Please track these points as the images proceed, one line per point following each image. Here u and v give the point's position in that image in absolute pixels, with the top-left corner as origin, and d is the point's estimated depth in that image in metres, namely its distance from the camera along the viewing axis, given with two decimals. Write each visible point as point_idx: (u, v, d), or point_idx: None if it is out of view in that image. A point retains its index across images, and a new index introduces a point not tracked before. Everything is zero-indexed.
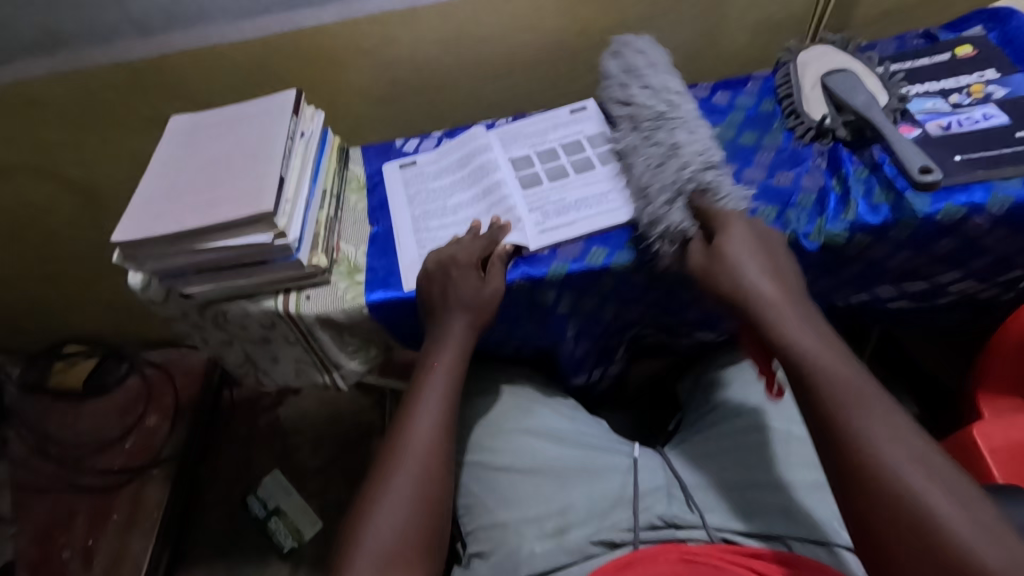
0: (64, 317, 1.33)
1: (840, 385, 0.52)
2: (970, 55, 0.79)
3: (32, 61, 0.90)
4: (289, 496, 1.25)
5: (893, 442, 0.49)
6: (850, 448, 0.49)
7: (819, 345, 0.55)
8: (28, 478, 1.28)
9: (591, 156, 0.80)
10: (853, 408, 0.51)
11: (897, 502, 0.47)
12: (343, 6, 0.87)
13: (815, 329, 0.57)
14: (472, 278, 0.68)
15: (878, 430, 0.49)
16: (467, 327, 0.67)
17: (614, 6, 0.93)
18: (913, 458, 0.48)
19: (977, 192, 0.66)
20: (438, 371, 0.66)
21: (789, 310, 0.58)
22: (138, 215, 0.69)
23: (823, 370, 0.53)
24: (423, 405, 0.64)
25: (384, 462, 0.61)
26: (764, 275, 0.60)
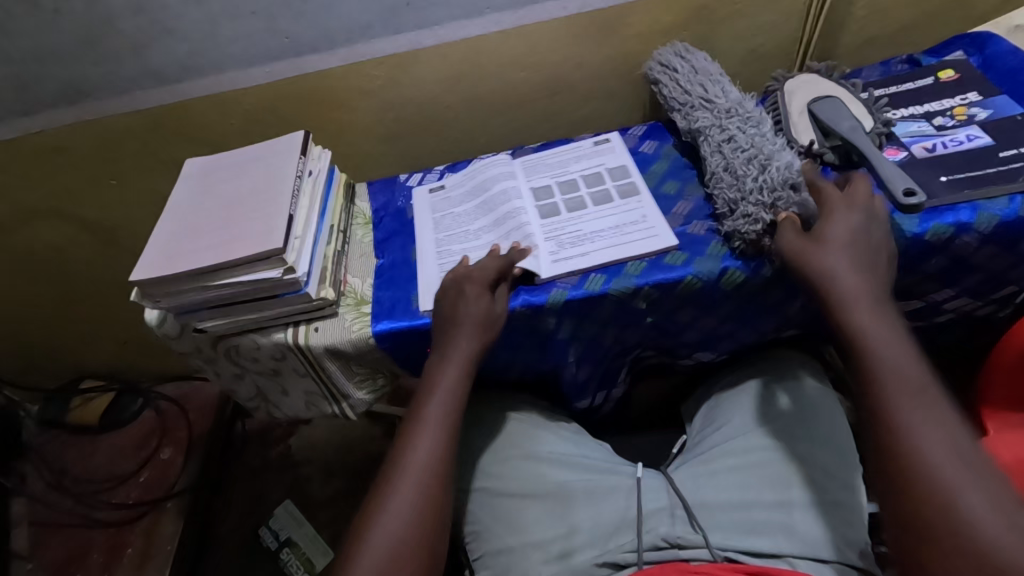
0: (82, 353, 1.37)
1: (903, 385, 0.53)
2: (952, 78, 0.82)
3: (55, 113, 0.95)
4: (300, 528, 1.25)
5: (934, 433, 0.51)
6: (885, 430, 0.53)
7: (884, 335, 0.56)
8: (45, 513, 1.29)
9: (611, 189, 0.83)
10: (906, 407, 0.52)
11: (913, 485, 0.50)
12: (348, 51, 0.92)
13: (886, 320, 0.57)
14: (480, 296, 0.70)
15: (925, 427, 0.51)
16: (470, 341, 0.68)
17: (606, 42, 0.97)
18: (951, 446, 0.50)
19: (963, 211, 0.67)
20: (443, 385, 0.67)
21: (862, 303, 0.58)
22: (156, 255, 0.73)
23: (886, 359, 0.55)
24: (427, 422, 0.65)
25: (383, 479, 0.62)
26: (856, 270, 0.60)
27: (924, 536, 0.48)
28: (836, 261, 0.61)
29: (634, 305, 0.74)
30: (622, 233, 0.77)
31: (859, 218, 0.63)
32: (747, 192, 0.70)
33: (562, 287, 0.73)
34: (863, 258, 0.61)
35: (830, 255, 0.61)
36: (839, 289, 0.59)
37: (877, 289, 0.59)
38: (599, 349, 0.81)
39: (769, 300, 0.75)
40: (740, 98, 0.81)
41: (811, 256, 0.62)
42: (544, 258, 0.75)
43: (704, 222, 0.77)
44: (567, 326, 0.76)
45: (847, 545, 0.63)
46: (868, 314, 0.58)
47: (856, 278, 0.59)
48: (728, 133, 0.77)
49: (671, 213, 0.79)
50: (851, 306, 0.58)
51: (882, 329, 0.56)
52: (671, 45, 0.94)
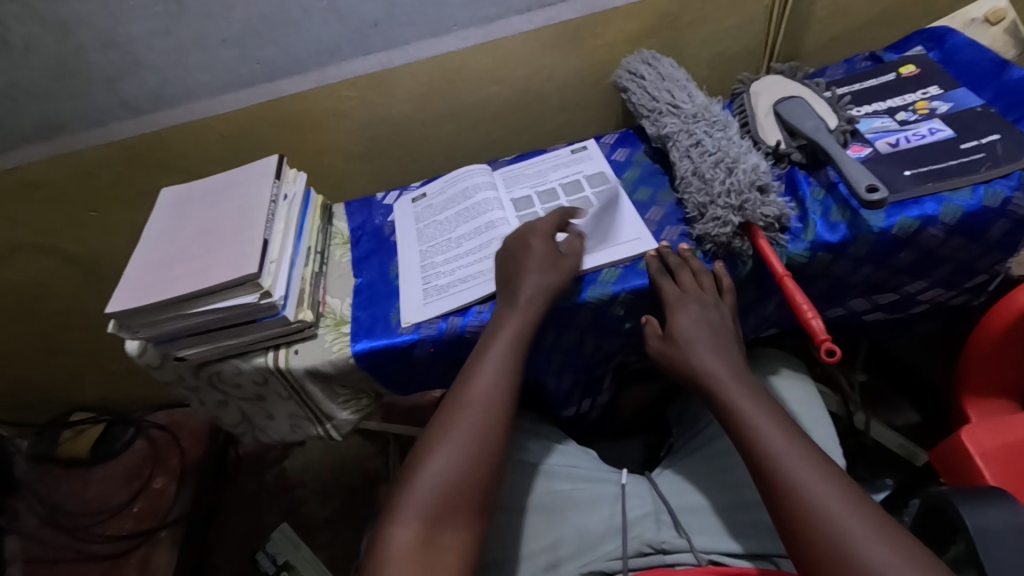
0: (71, 386, 1.36)
1: (787, 451, 0.57)
2: (913, 73, 0.83)
3: (31, 149, 0.95)
4: (298, 550, 1.20)
5: (821, 486, 0.54)
6: (778, 487, 0.55)
7: (758, 410, 0.61)
8: (38, 549, 1.28)
9: (590, 196, 0.84)
10: (796, 463, 0.56)
11: (817, 539, 0.52)
12: (319, 73, 0.93)
13: (752, 397, 0.63)
14: (548, 241, 0.72)
15: (815, 484, 0.54)
16: (539, 282, 0.69)
17: (575, 53, 0.98)
18: (841, 497, 0.53)
19: (928, 205, 0.68)
20: (507, 330, 0.67)
21: (731, 385, 0.64)
22: (132, 286, 0.73)
23: (763, 429, 0.59)
24: (485, 366, 0.65)
25: (440, 420, 0.63)
26: (714, 354, 0.67)
27: None
28: (698, 350, 0.67)
29: (611, 312, 0.75)
30: (604, 238, 0.77)
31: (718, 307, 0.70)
32: (715, 196, 0.71)
33: None
34: (720, 339, 0.68)
35: (684, 331, 0.68)
36: (709, 374, 0.65)
37: (734, 369, 0.66)
38: (580, 358, 0.81)
39: (744, 300, 0.76)
40: (707, 102, 0.83)
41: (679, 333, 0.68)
42: None
43: (676, 226, 0.78)
44: (546, 336, 0.76)
45: None
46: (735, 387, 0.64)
47: (719, 362, 0.66)
48: (695, 137, 0.78)
49: (643, 219, 0.79)
50: (725, 388, 0.64)
51: (759, 405, 0.62)
52: (641, 50, 0.95)
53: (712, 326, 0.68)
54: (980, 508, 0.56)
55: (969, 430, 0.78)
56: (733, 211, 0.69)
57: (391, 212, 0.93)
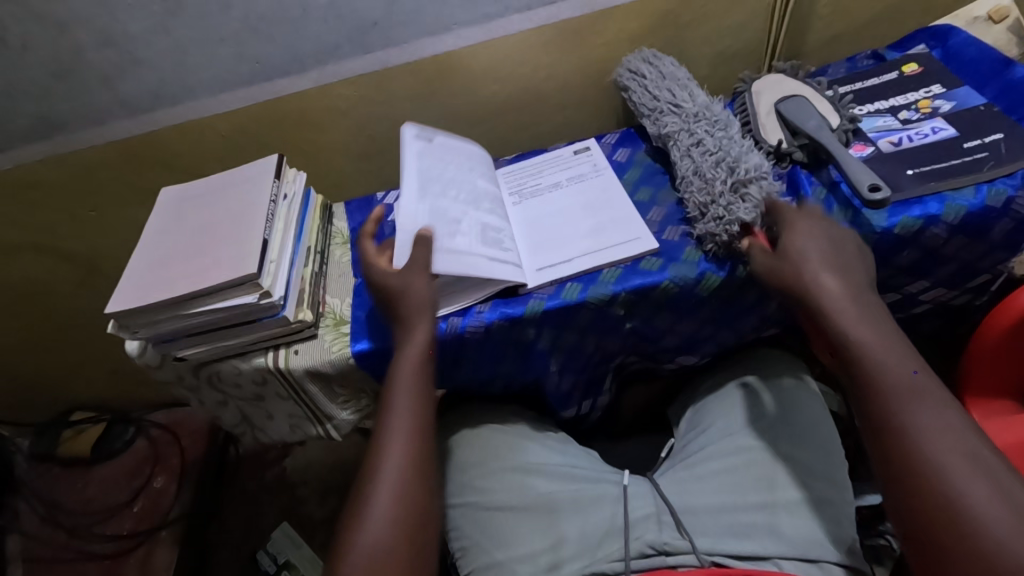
0: (71, 385, 1.36)
1: (914, 389, 0.53)
2: (915, 72, 0.83)
3: (30, 147, 0.95)
4: (298, 549, 1.20)
5: (943, 436, 0.50)
6: (886, 425, 0.53)
7: (885, 342, 0.56)
8: (39, 549, 1.28)
9: (591, 196, 0.83)
10: (914, 405, 0.53)
11: (923, 481, 0.49)
12: (319, 72, 0.93)
13: (875, 328, 0.58)
14: (395, 271, 0.68)
15: (935, 428, 0.51)
16: (422, 321, 0.67)
17: (576, 51, 0.97)
18: (959, 447, 0.50)
19: (931, 204, 0.68)
20: (405, 377, 0.65)
21: (848, 307, 0.59)
22: (131, 285, 0.73)
23: (889, 361, 0.55)
24: (398, 419, 0.63)
25: (362, 488, 0.61)
26: (836, 271, 0.61)
27: (931, 525, 0.48)
28: (821, 266, 0.62)
29: (612, 313, 0.74)
30: (605, 239, 0.77)
31: (842, 232, 0.65)
32: (717, 195, 0.71)
33: (538, 297, 0.73)
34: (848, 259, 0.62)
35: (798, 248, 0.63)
36: (823, 291, 0.60)
37: (855, 295, 0.60)
38: (580, 358, 0.81)
39: (747, 300, 0.76)
40: (708, 101, 0.83)
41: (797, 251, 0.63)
42: (527, 270, 0.75)
43: (677, 226, 0.77)
44: (547, 336, 0.76)
45: (827, 540, 0.63)
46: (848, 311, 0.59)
47: (840, 282, 0.60)
48: (696, 136, 0.78)
49: (644, 220, 0.79)
50: (846, 309, 0.59)
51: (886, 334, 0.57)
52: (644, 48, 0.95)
53: (837, 247, 0.63)
54: None
55: None
56: (737, 208, 0.69)
57: (390, 211, 0.92)
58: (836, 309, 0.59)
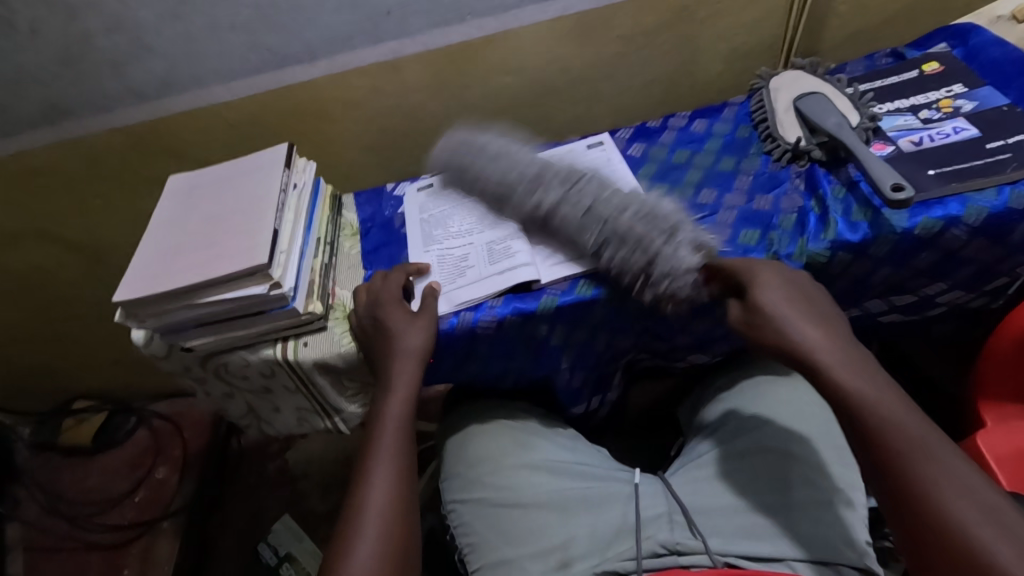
0: (72, 374, 1.35)
1: (914, 439, 0.51)
2: (937, 71, 0.82)
3: (36, 133, 0.94)
4: (300, 542, 1.20)
5: (947, 484, 0.49)
6: (888, 483, 0.51)
7: (871, 393, 0.55)
8: (40, 538, 1.27)
9: None
10: (913, 455, 0.51)
11: (945, 544, 0.47)
12: (330, 61, 0.91)
13: (866, 375, 0.56)
14: (402, 313, 0.70)
15: (942, 477, 0.49)
16: (411, 366, 0.68)
17: (590, 44, 0.96)
18: (964, 494, 0.48)
19: (952, 205, 0.67)
20: (390, 416, 0.67)
21: (837, 359, 0.57)
22: (139, 275, 0.72)
23: (884, 415, 0.53)
24: (382, 454, 0.64)
25: (345, 521, 0.60)
26: (813, 326, 0.60)
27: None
28: (801, 319, 0.60)
29: (626, 310, 0.74)
30: None
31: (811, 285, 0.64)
32: (658, 245, 0.67)
33: (551, 293, 0.72)
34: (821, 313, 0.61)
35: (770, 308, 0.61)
36: (807, 347, 0.58)
37: (841, 344, 0.59)
38: (592, 355, 0.80)
39: None
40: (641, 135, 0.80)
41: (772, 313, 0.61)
42: (541, 266, 0.75)
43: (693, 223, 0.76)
44: (559, 332, 0.75)
45: (846, 545, 0.61)
46: (836, 362, 0.57)
47: (820, 335, 0.59)
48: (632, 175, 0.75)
49: None
50: (832, 367, 0.57)
51: (872, 384, 0.55)
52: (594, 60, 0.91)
53: (805, 299, 0.62)
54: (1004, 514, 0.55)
55: (985, 433, 0.78)
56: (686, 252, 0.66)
57: (400, 203, 0.92)
58: (826, 360, 0.57)
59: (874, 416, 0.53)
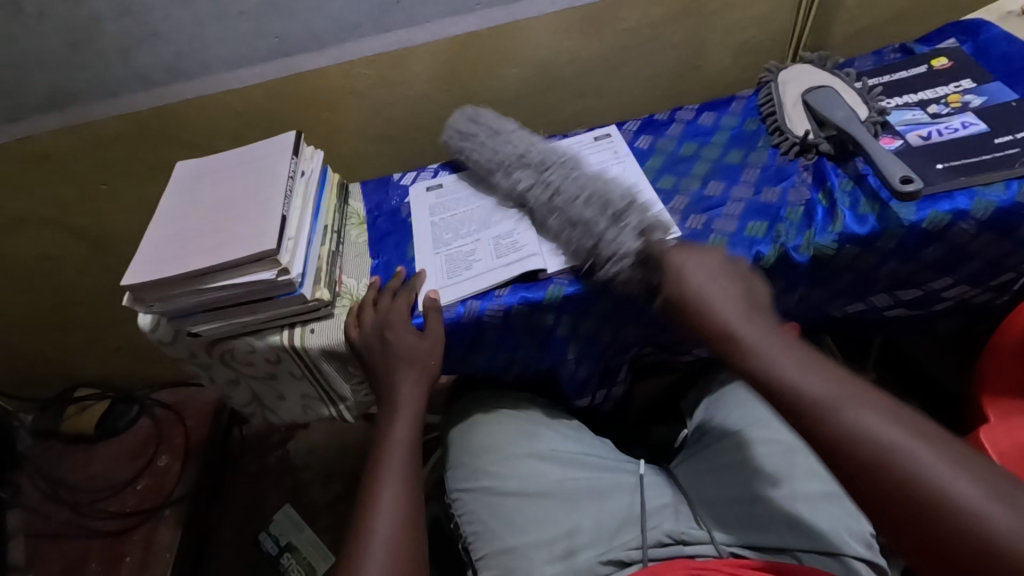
0: (75, 362, 1.35)
1: (827, 390, 0.51)
2: (945, 66, 0.82)
3: (43, 118, 0.94)
4: (300, 533, 1.23)
5: (885, 423, 0.48)
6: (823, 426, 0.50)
7: (785, 355, 0.54)
8: (42, 525, 1.28)
9: (612, 182, 0.82)
10: (842, 400, 0.50)
11: (889, 479, 0.46)
12: (339, 50, 0.91)
13: (780, 338, 0.56)
14: (410, 338, 0.70)
15: (867, 415, 0.48)
16: (419, 388, 0.71)
17: (598, 36, 0.96)
18: (903, 427, 0.48)
19: (960, 199, 0.67)
20: (396, 438, 0.68)
21: (759, 333, 0.57)
22: (146, 259, 0.72)
23: (798, 373, 0.53)
24: (388, 474, 0.65)
25: (354, 539, 0.61)
26: (735, 303, 0.60)
27: (908, 521, 0.44)
28: (706, 287, 0.61)
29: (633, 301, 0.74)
30: None
31: (724, 259, 0.65)
32: (601, 230, 0.68)
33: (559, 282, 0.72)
34: (736, 281, 0.62)
35: (683, 281, 0.62)
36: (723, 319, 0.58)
37: (752, 315, 0.59)
38: (598, 346, 0.80)
39: (769, 292, 0.75)
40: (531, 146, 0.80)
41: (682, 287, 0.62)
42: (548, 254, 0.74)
43: (701, 215, 0.76)
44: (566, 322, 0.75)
45: (851, 536, 0.63)
46: (759, 335, 0.57)
47: (734, 304, 0.60)
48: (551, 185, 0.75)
49: (667, 207, 0.78)
50: (745, 339, 0.57)
51: (777, 341, 0.56)
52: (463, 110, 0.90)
53: (725, 267, 0.63)
54: None
55: (988, 429, 0.78)
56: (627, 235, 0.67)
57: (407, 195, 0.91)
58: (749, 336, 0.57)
59: (791, 377, 0.52)
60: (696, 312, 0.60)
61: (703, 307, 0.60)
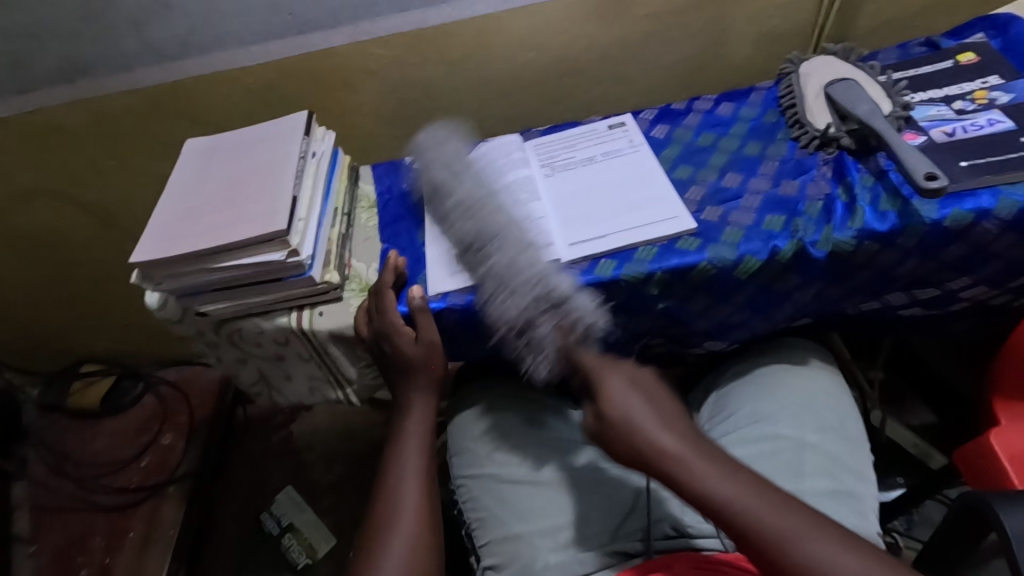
0: (81, 337, 1.35)
1: (772, 528, 0.51)
2: (972, 61, 0.80)
3: (53, 91, 0.93)
4: (302, 514, 1.25)
5: (830, 560, 0.48)
6: (766, 552, 0.50)
7: (732, 486, 0.54)
8: (46, 497, 1.29)
9: (626, 172, 0.81)
10: (781, 535, 0.50)
11: None
12: (353, 29, 0.90)
13: (713, 459, 0.56)
14: (408, 345, 0.70)
15: (810, 548, 0.49)
16: (428, 391, 0.73)
17: (618, 21, 0.94)
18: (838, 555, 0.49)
19: (983, 198, 0.66)
20: (410, 434, 0.70)
21: (692, 458, 0.56)
22: (155, 236, 0.71)
23: (753, 515, 0.52)
24: (403, 463, 0.68)
25: (375, 527, 0.63)
26: (665, 427, 0.58)
27: None
28: (641, 438, 0.58)
29: (646, 292, 0.72)
30: (644, 216, 0.74)
31: (628, 375, 0.62)
32: (530, 344, 0.67)
33: (571, 271, 0.71)
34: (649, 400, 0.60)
35: (619, 449, 0.59)
36: (656, 449, 0.57)
37: (683, 435, 0.58)
38: (609, 337, 0.79)
39: (785, 286, 0.74)
40: (464, 207, 0.74)
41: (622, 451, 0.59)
42: (559, 243, 0.73)
43: (717, 207, 0.75)
44: None
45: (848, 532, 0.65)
46: (690, 457, 0.56)
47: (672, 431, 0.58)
48: (499, 244, 0.69)
49: (683, 198, 0.77)
50: (692, 467, 0.55)
51: (710, 457, 0.56)
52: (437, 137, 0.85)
53: (639, 390, 0.61)
54: (1017, 509, 0.54)
55: (999, 433, 0.77)
56: (548, 334, 0.65)
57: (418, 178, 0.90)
58: (681, 461, 0.56)
59: (741, 516, 0.52)
60: (633, 452, 0.58)
61: (640, 455, 0.57)
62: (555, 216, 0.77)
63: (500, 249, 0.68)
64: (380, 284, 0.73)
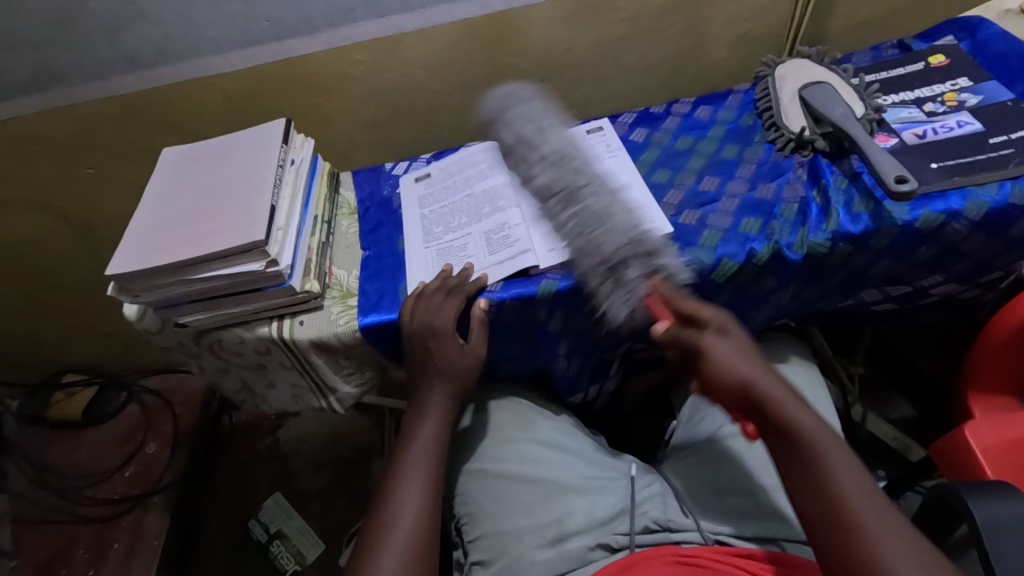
0: (62, 347, 1.33)
1: (846, 480, 0.53)
2: (943, 64, 0.81)
3: (27, 99, 0.91)
4: (290, 520, 1.25)
5: (889, 530, 0.50)
6: (827, 485, 0.53)
7: (822, 435, 0.56)
8: (28, 510, 1.27)
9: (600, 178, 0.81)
10: (851, 491, 0.52)
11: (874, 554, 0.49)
12: (331, 35, 0.89)
13: (802, 409, 0.58)
14: (454, 346, 0.70)
15: (868, 511, 0.51)
16: (449, 393, 0.72)
17: (596, 26, 0.94)
18: (894, 528, 0.50)
19: (953, 198, 0.67)
20: (424, 435, 0.70)
21: (786, 399, 0.58)
22: (131, 249, 0.70)
23: (837, 468, 0.54)
24: (412, 463, 0.67)
25: (376, 526, 0.63)
26: (765, 371, 0.60)
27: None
28: (747, 365, 0.60)
29: None
30: None
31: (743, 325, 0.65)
32: (626, 282, 0.65)
33: (551, 277, 0.71)
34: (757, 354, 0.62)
35: (727, 364, 0.60)
36: (755, 384, 0.59)
37: (777, 380, 0.60)
38: (590, 341, 0.80)
39: (761, 289, 0.75)
40: (542, 156, 0.76)
41: (722, 366, 0.60)
42: (538, 249, 0.73)
43: (695, 210, 0.75)
44: (558, 318, 0.75)
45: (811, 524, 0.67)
46: (784, 399, 0.58)
47: (767, 374, 0.60)
48: (594, 206, 0.70)
49: (661, 202, 0.77)
50: (782, 407, 0.57)
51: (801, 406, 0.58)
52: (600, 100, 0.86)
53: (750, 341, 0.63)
54: (990, 504, 0.55)
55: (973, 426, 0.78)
56: (636, 279, 0.65)
57: (397, 185, 0.90)
58: (776, 399, 0.58)
59: (820, 448, 0.55)
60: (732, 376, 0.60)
61: (744, 380, 0.59)
62: (533, 222, 0.77)
63: (596, 197, 0.71)
64: (447, 282, 0.71)
